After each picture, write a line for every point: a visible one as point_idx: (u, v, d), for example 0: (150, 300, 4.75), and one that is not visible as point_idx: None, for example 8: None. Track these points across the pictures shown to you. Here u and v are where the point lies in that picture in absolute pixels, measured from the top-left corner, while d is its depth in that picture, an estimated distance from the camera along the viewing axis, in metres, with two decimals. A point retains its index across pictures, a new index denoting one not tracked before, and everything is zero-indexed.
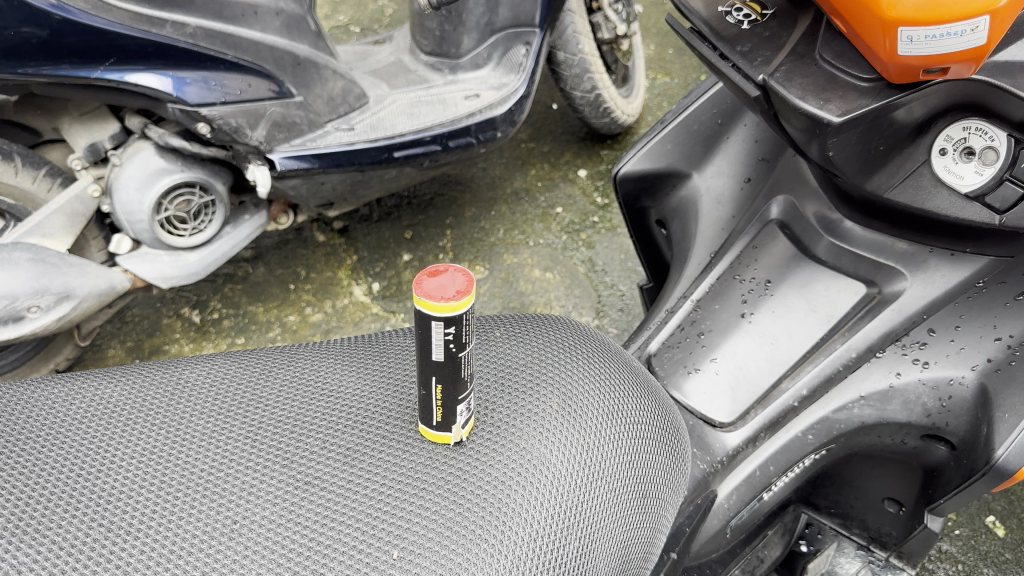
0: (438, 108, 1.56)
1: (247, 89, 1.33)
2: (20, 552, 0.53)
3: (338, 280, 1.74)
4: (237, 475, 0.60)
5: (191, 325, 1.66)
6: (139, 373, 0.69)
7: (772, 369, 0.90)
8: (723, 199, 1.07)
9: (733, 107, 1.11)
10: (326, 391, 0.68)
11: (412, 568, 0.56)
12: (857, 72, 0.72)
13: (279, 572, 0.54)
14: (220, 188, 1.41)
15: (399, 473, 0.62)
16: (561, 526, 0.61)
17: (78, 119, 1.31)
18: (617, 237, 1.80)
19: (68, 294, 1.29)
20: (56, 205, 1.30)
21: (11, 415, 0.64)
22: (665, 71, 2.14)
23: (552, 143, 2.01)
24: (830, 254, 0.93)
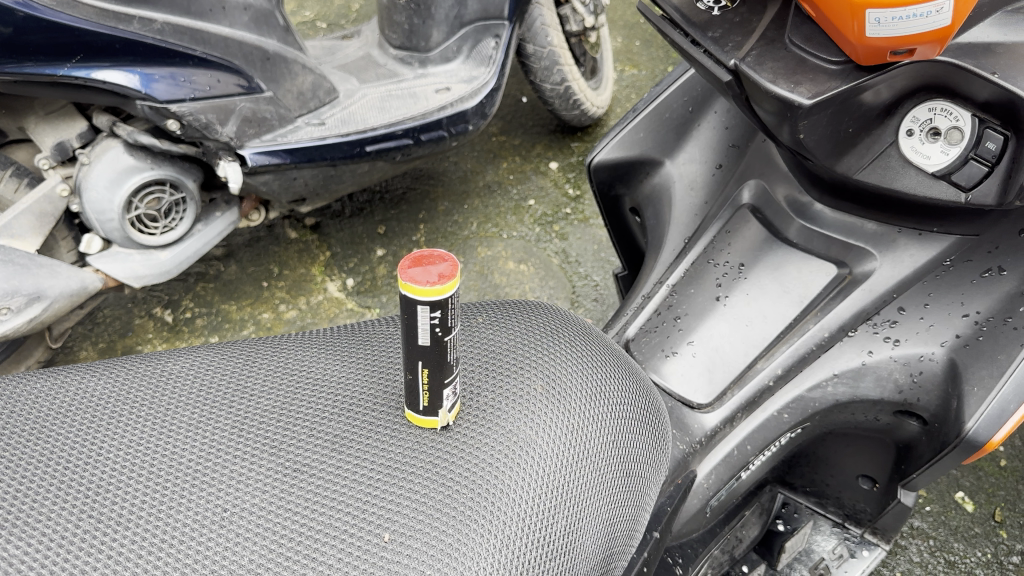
0: (409, 102, 1.56)
1: (216, 84, 1.32)
2: (12, 545, 0.53)
3: (311, 277, 1.73)
4: (226, 463, 0.60)
5: (164, 324, 1.65)
6: (121, 366, 0.69)
7: (747, 350, 0.91)
8: (695, 185, 1.08)
9: (703, 94, 1.12)
10: (312, 380, 0.68)
11: (403, 550, 0.57)
12: (826, 55, 0.74)
13: (272, 557, 0.55)
14: (191, 185, 1.40)
15: (387, 459, 0.63)
16: (548, 505, 0.62)
17: (44, 118, 1.30)
18: (590, 228, 1.81)
19: (39, 294, 1.27)
20: (24, 205, 1.29)
21: None
22: (633, 63, 2.16)
23: (522, 136, 2.02)
24: (801, 237, 0.95)
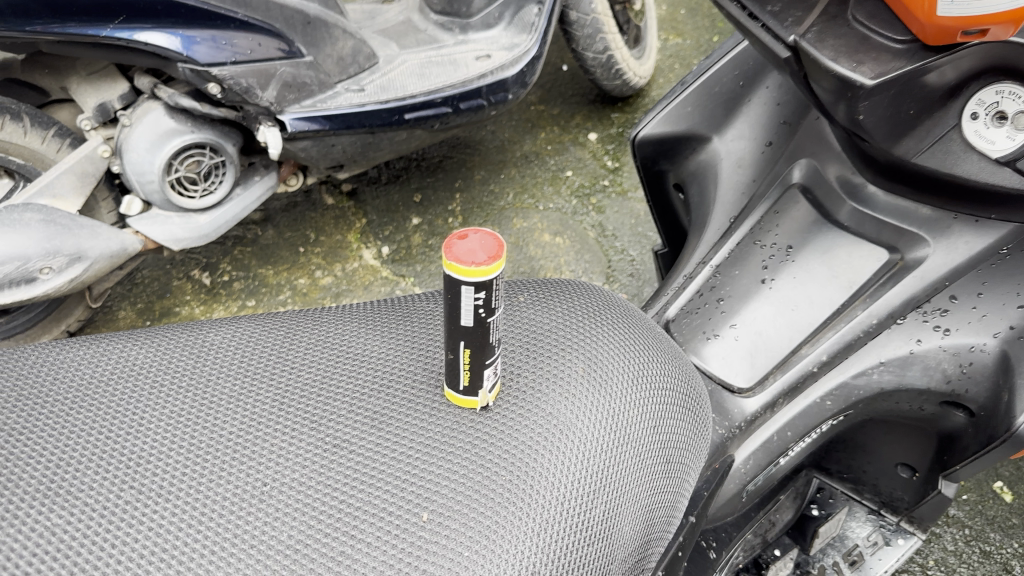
0: (449, 69, 1.54)
1: (256, 48, 1.30)
2: (53, 514, 0.53)
3: (347, 244, 1.73)
4: (266, 437, 0.60)
5: (202, 287, 1.66)
6: (162, 335, 0.69)
7: (791, 335, 0.89)
8: (743, 162, 1.05)
9: (755, 69, 1.09)
10: (351, 354, 0.68)
11: (442, 530, 0.56)
12: (892, 34, 0.71)
13: (310, 534, 0.54)
14: (231, 150, 1.39)
15: (426, 438, 0.62)
16: (587, 491, 0.61)
17: (86, 78, 1.30)
18: (628, 202, 1.79)
19: (80, 255, 1.28)
20: (66, 164, 1.29)
21: (37, 378, 0.64)
22: (677, 32, 2.11)
23: (561, 105, 1.99)
24: (853, 219, 0.93)
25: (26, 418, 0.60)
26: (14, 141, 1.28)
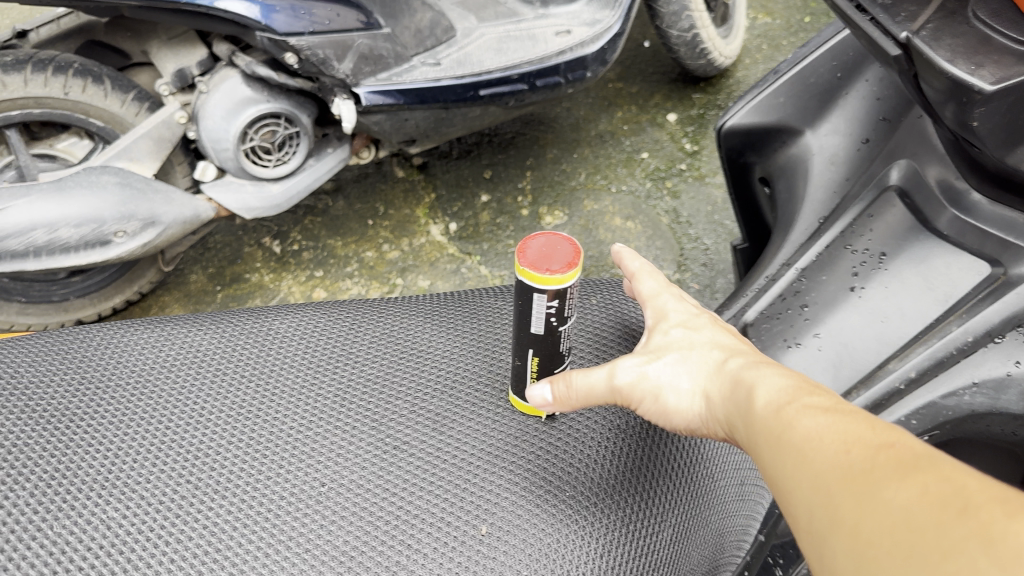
0: (528, 44, 1.50)
1: (334, 19, 1.28)
2: (110, 506, 0.52)
3: (415, 218, 1.72)
4: (325, 435, 0.59)
5: (272, 255, 1.67)
6: (228, 324, 0.69)
7: (879, 350, 0.84)
8: (837, 159, 1.00)
9: (855, 60, 1.03)
10: (413, 352, 0.67)
11: (500, 545, 0.53)
12: (1017, 35, 0.64)
13: (366, 541, 0.52)
14: (305, 121, 1.38)
15: (487, 445, 0.60)
16: (655, 513, 0.58)
17: (166, 42, 1.32)
18: (705, 187, 1.73)
19: (153, 220, 1.29)
20: (144, 129, 1.30)
21: (104, 361, 0.64)
22: (767, 11, 2.03)
23: (641, 84, 1.93)
24: (952, 228, 0.86)
25: (89, 402, 0.60)
26: (94, 104, 1.28)
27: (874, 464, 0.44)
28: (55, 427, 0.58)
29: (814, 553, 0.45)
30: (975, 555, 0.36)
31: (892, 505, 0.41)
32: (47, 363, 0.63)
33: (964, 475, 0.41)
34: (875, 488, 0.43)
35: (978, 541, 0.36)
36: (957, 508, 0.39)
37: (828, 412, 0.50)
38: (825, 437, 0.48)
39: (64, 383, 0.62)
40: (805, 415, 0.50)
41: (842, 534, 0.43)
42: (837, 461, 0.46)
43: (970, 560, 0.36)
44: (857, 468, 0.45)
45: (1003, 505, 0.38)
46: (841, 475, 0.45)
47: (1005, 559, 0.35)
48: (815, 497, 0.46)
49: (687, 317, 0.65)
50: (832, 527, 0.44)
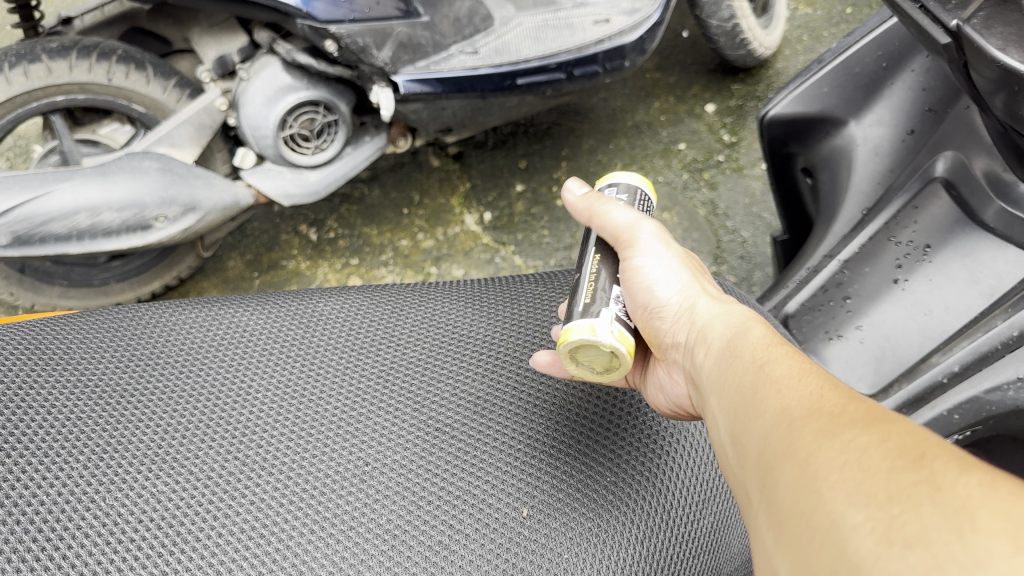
0: (566, 33, 1.49)
1: (374, 7, 1.28)
2: (159, 481, 0.54)
3: (450, 208, 1.72)
4: (368, 413, 0.60)
5: (309, 243, 1.68)
6: (273, 304, 0.70)
7: (922, 343, 0.84)
8: (881, 150, 0.98)
9: (901, 49, 1.01)
10: (456, 333, 0.68)
11: (542, 530, 0.54)
12: None
13: (411, 522, 0.53)
14: (344, 109, 1.39)
15: (529, 428, 0.61)
16: (697, 499, 0.59)
17: (208, 30, 1.33)
18: (743, 179, 1.71)
19: (193, 205, 1.31)
20: (185, 115, 1.31)
21: (153, 338, 0.66)
22: (808, 1, 2.00)
23: (679, 75, 1.92)
24: (1000, 221, 0.84)
25: (137, 377, 0.61)
26: (136, 90, 1.29)
27: (842, 417, 0.47)
28: (106, 401, 0.59)
29: (768, 483, 0.48)
30: (920, 501, 0.38)
31: (851, 449, 0.44)
32: (97, 339, 0.65)
33: (923, 435, 0.43)
34: (839, 434, 0.45)
35: (925, 487, 0.39)
36: (914, 456, 0.41)
37: (812, 376, 0.53)
38: (806, 394, 0.51)
39: (114, 359, 0.63)
40: (788, 375, 0.53)
41: (796, 467, 0.46)
42: (810, 412, 0.49)
43: (913, 505, 0.38)
44: (826, 417, 0.48)
45: (956, 462, 0.40)
46: (812, 423, 0.48)
47: (950, 508, 0.37)
48: (781, 436, 0.49)
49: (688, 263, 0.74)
50: (789, 461, 0.47)
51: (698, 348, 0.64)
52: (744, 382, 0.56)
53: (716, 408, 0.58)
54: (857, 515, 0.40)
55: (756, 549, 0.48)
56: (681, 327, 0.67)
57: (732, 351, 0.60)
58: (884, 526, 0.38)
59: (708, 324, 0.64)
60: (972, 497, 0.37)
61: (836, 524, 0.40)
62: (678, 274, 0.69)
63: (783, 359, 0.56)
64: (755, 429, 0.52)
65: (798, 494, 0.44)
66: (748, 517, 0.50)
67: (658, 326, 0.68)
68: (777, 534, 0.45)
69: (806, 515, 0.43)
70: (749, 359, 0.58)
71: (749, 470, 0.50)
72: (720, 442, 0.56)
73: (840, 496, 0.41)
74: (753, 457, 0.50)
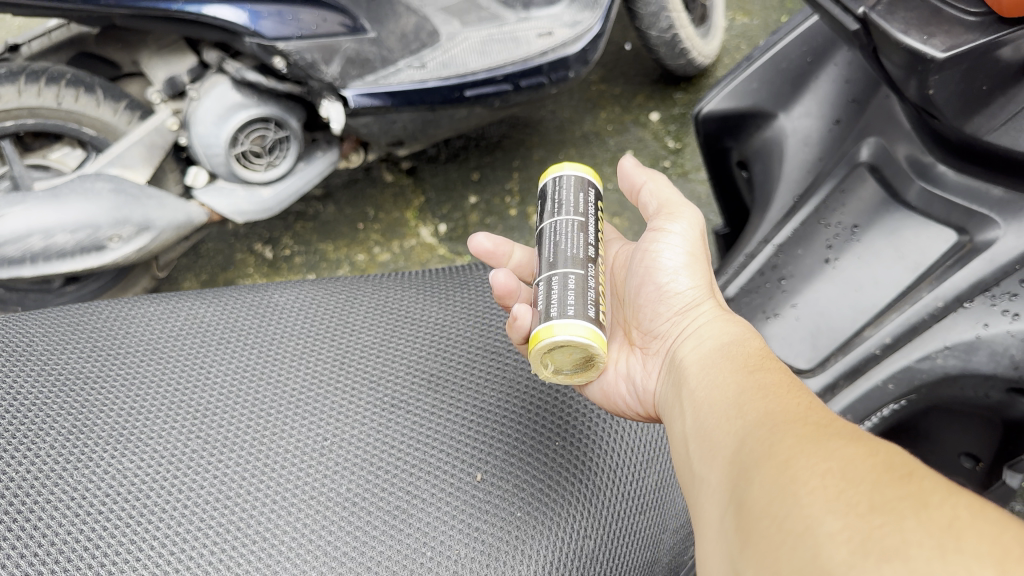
0: (511, 46, 1.53)
1: (321, 24, 1.31)
2: (128, 458, 0.62)
3: (405, 221, 1.75)
4: (320, 393, 0.68)
5: (264, 260, 1.69)
6: (232, 300, 0.79)
7: (856, 317, 0.87)
8: (810, 140, 1.03)
9: (824, 45, 1.07)
10: (405, 321, 0.77)
11: (493, 490, 0.62)
12: (964, 6, 0.70)
13: (356, 481, 0.61)
14: (295, 125, 1.42)
15: (472, 400, 0.69)
16: (642, 463, 0.68)
17: (157, 52, 1.34)
18: (689, 183, 1.77)
19: (148, 225, 1.31)
20: (136, 136, 1.32)
21: (125, 333, 0.74)
22: (745, 11, 2.07)
23: (623, 85, 1.97)
24: (921, 200, 0.89)
25: (110, 368, 0.70)
26: (87, 114, 1.30)
27: (827, 430, 0.51)
28: (81, 386, 0.67)
29: (744, 480, 0.52)
30: (904, 515, 0.41)
31: (834, 458, 0.48)
32: (81, 336, 0.73)
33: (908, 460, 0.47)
34: (825, 442, 0.50)
35: (911, 503, 0.42)
36: (900, 473, 0.45)
37: (796, 391, 0.58)
38: (791, 404, 0.56)
39: (88, 351, 0.72)
40: (777, 387, 0.58)
41: (776, 467, 0.50)
42: (794, 420, 0.53)
43: (896, 517, 0.41)
44: (811, 429, 0.52)
45: (941, 485, 0.43)
46: (797, 430, 0.52)
47: (934, 525, 0.40)
48: (763, 439, 0.53)
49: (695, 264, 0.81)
50: (769, 461, 0.51)
51: (690, 341, 0.72)
52: (733, 388, 0.62)
53: (698, 404, 0.64)
54: (835, 523, 0.43)
55: (718, 538, 0.52)
56: (683, 319, 0.74)
57: (725, 352, 0.67)
58: (862, 535, 0.41)
59: (706, 325, 0.71)
60: (959, 517, 0.40)
61: (813, 528, 0.44)
62: (697, 271, 0.77)
63: (772, 371, 0.61)
64: (738, 431, 0.56)
65: (775, 493, 0.48)
66: (713, 510, 0.54)
67: (663, 310, 0.77)
68: (745, 524, 0.49)
69: (781, 515, 0.46)
70: (744, 363, 0.64)
71: (724, 465, 0.55)
72: (697, 437, 0.61)
73: (820, 502, 0.45)
74: (732, 457, 0.55)
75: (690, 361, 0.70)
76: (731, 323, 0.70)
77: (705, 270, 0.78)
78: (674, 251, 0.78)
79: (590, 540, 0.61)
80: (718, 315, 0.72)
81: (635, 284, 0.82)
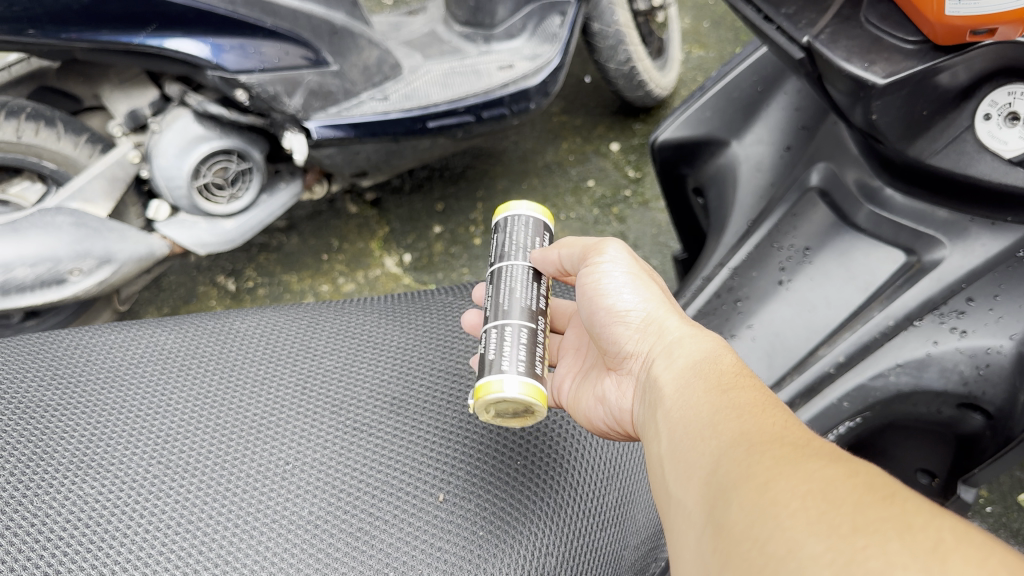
0: (473, 79, 1.56)
1: (284, 57, 1.32)
2: (87, 484, 0.61)
3: (370, 252, 1.76)
4: (286, 418, 0.68)
5: (227, 292, 1.69)
6: (194, 328, 0.79)
7: (808, 337, 0.89)
8: (762, 166, 1.06)
9: (774, 75, 1.11)
10: (369, 345, 0.77)
11: (457, 512, 0.63)
12: (903, 34, 0.74)
13: (325, 506, 0.62)
14: (258, 156, 1.43)
15: (439, 423, 0.70)
16: (603, 485, 0.69)
17: (118, 86, 1.34)
18: (649, 211, 1.80)
19: (109, 258, 1.30)
20: (97, 170, 1.31)
21: (85, 358, 0.74)
22: (701, 44, 2.11)
23: (584, 116, 2.00)
24: (870, 222, 0.92)
25: (70, 394, 0.69)
26: (48, 147, 1.29)
27: (805, 450, 0.52)
28: (39, 413, 0.67)
29: (722, 501, 0.53)
30: (888, 538, 0.42)
31: (815, 479, 0.49)
32: (40, 365, 0.73)
33: (881, 479, 0.49)
34: (804, 462, 0.51)
35: (894, 525, 0.43)
36: (884, 495, 0.46)
37: (770, 408, 0.59)
38: (767, 423, 0.57)
39: (45, 379, 0.71)
40: (752, 406, 0.60)
41: (755, 488, 0.51)
42: (771, 441, 0.55)
43: (880, 540, 0.42)
44: (790, 448, 0.53)
45: (923, 507, 0.45)
46: (774, 451, 0.53)
47: (919, 548, 0.41)
48: (741, 460, 0.54)
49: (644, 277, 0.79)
50: (748, 483, 0.52)
51: (661, 359, 0.71)
52: (706, 407, 0.62)
53: (673, 425, 0.64)
54: (819, 545, 0.44)
55: (698, 560, 0.53)
56: (646, 337, 0.74)
57: (697, 369, 0.67)
58: (846, 559, 0.42)
59: (676, 342, 0.71)
60: (945, 542, 0.41)
61: (796, 551, 0.45)
62: (645, 288, 0.77)
63: (747, 389, 0.62)
64: (713, 452, 0.57)
65: (756, 515, 0.49)
66: (692, 531, 0.55)
67: (621, 331, 0.76)
68: (724, 547, 0.50)
69: (762, 538, 0.47)
70: (717, 381, 0.65)
71: (700, 486, 0.56)
72: (672, 458, 0.61)
73: (802, 525, 0.46)
74: (706, 477, 0.56)
75: (667, 381, 0.69)
76: (701, 337, 0.70)
77: (652, 284, 0.78)
78: (616, 275, 0.78)
79: (552, 557, 0.62)
80: (685, 328, 0.72)
81: (586, 313, 0.81)
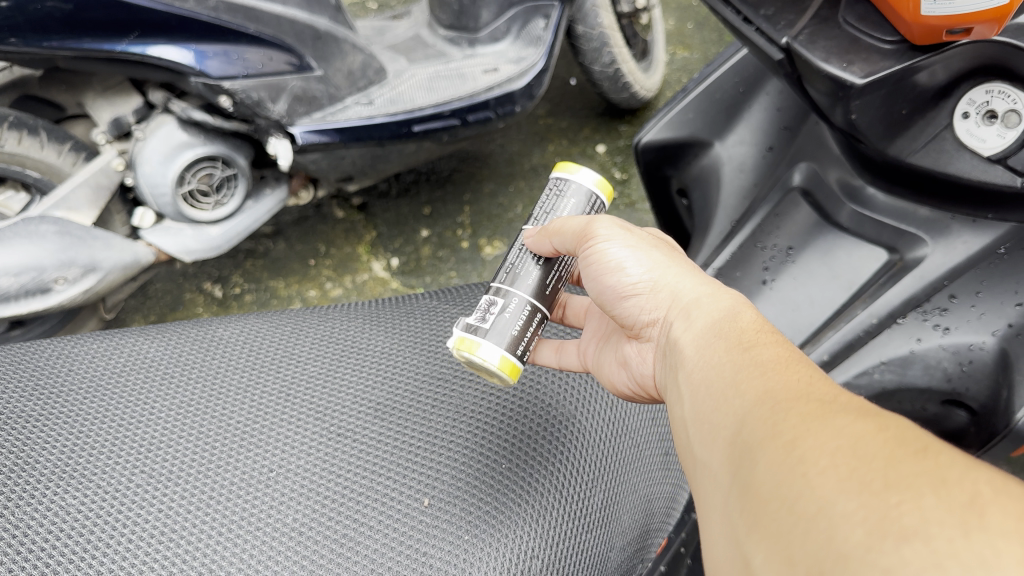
0: (457, 82, 1.55)
1: (267, 62, 1.32)
2: (68, 495, 0.61)
3: (357, 256, 1.76)
4: (270, 425, 0.68)
5: (214, 299, 1.69)
6: (176, 335, 0.79)
7: (792, 335, 0.90)
8: (745, 167, 1.07)
9: (755, 76, 1.11)
10: (354, 350, 0.77)
11: (442, 516, 0.63)
12: (880, 34, 0.74)
13: (311, 513, 0.62)
14: (243, 162, 1.43)
15: (425, 427, 0.70)
16: (589, 482, 0.70)
17: (101, 93, 1.31)
18: (635, 213, 1.82)
19: (94, 266, 1.30)
20: (80, 179, 1.30)
21: (65, 368, 0.74)
22: (685, 45, 2.12)
23: (570, 118, 2.00)
24: (853, 221, 0.93)
25: (50, 405, 0.69)
26: (31, 156, 1.28)
27: (832, 408, 0.51)
28: (20, 425, 0.67)
29: (749, 460, 0.51)
30: (922, 494, 0.41)
31: (844, 435, 0.48)
32: (21, 376, 0.73)
33: (912, 432, 0.47)
34: (830, 419, 0.50)
35: (928, 480, 0.41)
36: (916, 449, 0.44)
37: (794, 364, 0.59)
38: (791, 380, 0.56)
39: (26, 390, 0.71)
40: (775, 363, 0.59)
41: (782, 447, 0.50)
42: (797, 398, 0.53)
43: (914, 495, 0.41)
44: (822, 403, 0.52)
45: (957, 460, 0.43)
46: (799, 409, 0.52)
47: (954, 503, 0.39)
48: (765, 419, 0.53)
49: (646, 244, 0.77)
50: (773, 442, 0.51)
51: (679, 321, 0.70)
52: (728, 365, 0.61)
53: (695, 386, 0.64)
54: (851, 502, 0.42)
55: (724, 521, 0.52)
56: (661, 305, 0.73)
57: (716, 328, 0.66)
58: (879, 516, 0.41)
59: (693, 302, 0.70)
60: (982, 494, 0.40)
61: (827, 509, 0.43)
62: (649, 255, 0.75)
63: (769, 345, 0.62)
64: (736, 411, 0.57)
65: (785, 476, 0.47)
66: (717, 492, 0.54)
67: (634, 303, 0.75)
68: (749, 511, 0.49)
69: (791, 497, 0.46)
70: (738, 338, 0.64)
71: (724, 446, 0.56)
72: (697, 419, 0.61)
73: (833, 481, 0.44)
74: (731, 436, 0.55)
75: (687, 343, 0.68)
76: (719, 294, 0.69)
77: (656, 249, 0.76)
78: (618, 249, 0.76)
79: (537, 559, 0.63)
80: (702, 288, 0.71)
81: (593, 285, 0.80)
